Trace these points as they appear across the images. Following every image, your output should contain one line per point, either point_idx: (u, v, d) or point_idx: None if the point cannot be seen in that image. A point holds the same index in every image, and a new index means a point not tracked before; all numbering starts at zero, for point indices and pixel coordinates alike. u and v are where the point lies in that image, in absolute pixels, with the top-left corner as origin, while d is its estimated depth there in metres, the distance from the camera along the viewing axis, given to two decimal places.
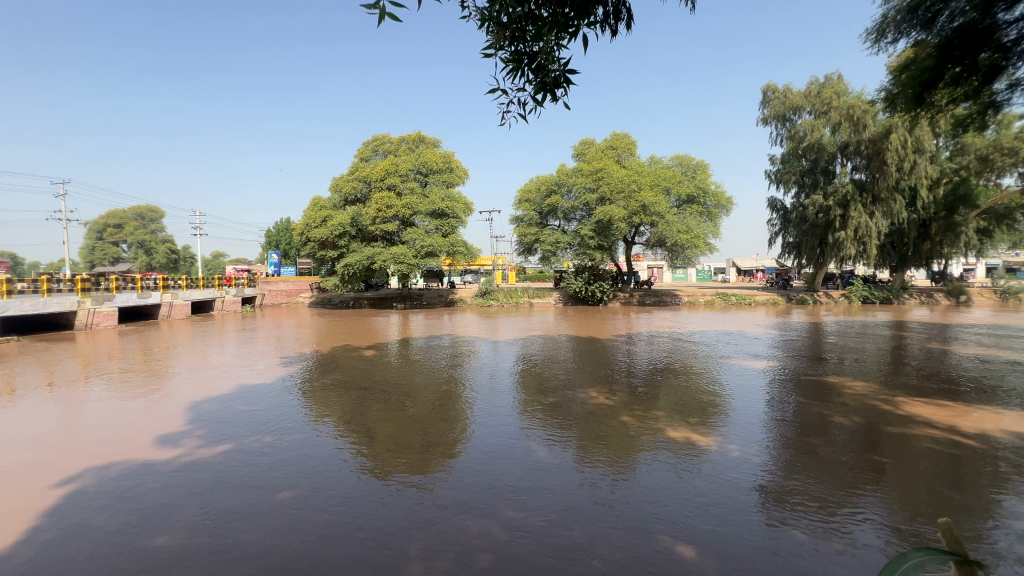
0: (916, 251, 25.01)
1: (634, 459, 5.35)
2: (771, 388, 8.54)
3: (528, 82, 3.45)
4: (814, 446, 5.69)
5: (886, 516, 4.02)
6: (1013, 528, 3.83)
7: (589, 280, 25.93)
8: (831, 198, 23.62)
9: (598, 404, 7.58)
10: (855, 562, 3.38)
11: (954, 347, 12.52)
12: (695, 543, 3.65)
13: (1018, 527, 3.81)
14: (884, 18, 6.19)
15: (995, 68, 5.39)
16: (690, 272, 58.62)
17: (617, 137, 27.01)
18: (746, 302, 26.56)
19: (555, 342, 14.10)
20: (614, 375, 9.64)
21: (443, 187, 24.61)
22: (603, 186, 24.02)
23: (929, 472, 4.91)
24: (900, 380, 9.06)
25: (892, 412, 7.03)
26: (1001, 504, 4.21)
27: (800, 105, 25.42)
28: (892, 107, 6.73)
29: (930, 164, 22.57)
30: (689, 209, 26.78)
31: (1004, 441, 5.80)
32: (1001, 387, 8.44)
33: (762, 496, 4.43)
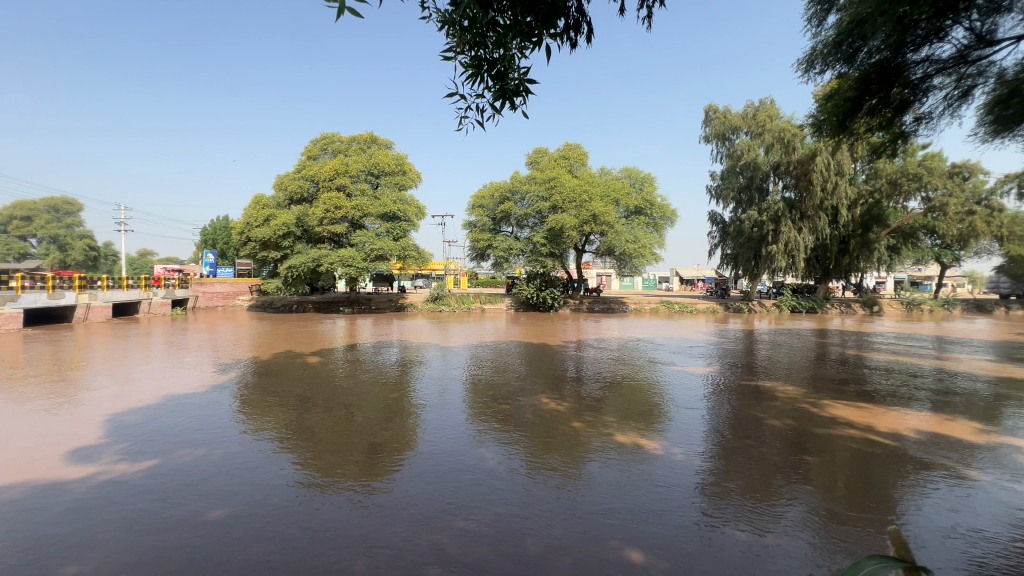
0: (837, 264, 26.97)
1: (584, 463, 5.45)
2: (711, 393, 8.95)
3: (487, 89, 3.39)
4: (749, 447, 6.02)
5: (817, 512, 4.29)
6: (923, 516, 4.21)
7: (541, 287, 26.31)
8: (765, 214, 25.26)
9: (549, 411, 7.62)
10: (788, 555, 3.59)
11: (868, 353, 13.75)
12: (643, 547, 3.71)
13: (925, 517, 4.20)
14: (813, 50, 6.65)
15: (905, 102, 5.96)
16: (636, 280, 60.77)
17: (569, 147, 27.58)
18: (687, 310, 27.80)
19: (506, 348, 14.11)
20: (564, 381, 9.73)
21: (395, 189, 24.06)
22: (555, 195, 24.54)
23: (850, 469, 5.33)
24: (824, 383, 9.79)
25: (818, 414, 7.55)
26: (911, 496, 4.63)
27: (738, 126, 27.11)
28: (818, 133, 7.21)
29: (850, 185, 24.68)
30: (637, 220, 27.68)
31: (913, 440, 6.38)
32: (908, 390, 9.31)
33: (705, 497, 4.60)
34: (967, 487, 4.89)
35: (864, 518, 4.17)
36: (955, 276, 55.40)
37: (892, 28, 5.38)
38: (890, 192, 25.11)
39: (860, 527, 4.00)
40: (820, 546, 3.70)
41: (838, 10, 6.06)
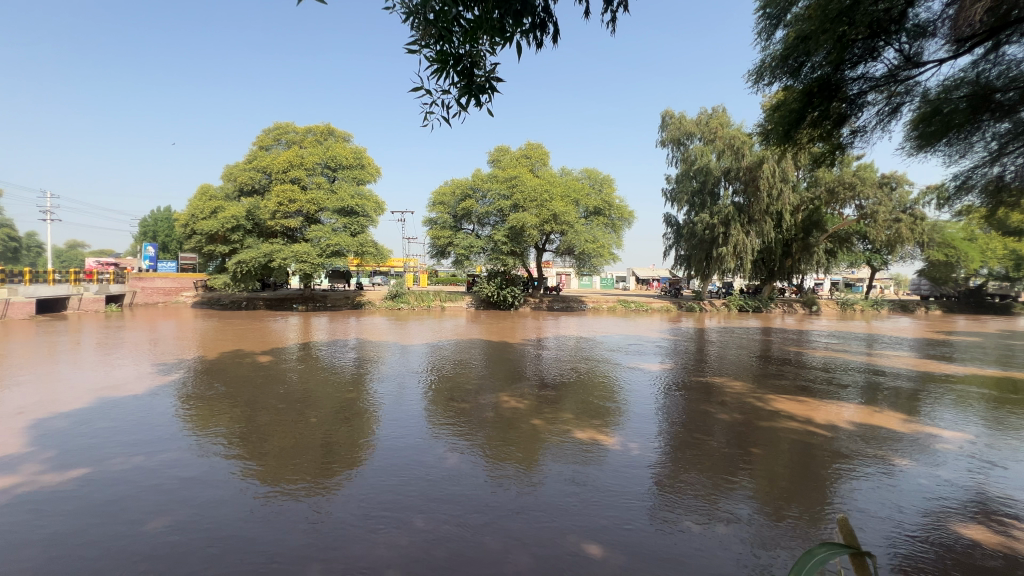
0: (781, 266, 28.54)
1: (542, 460, 5.49)
2: (665, 389, 9.24)
3: (453, 85, 3.35)
4: (700, 441, 6.27)
5: (759, 501, 4.54)
6: (852, 502, 4.54)
7: (501, 285, 26.33)
8: (716, 217, 26.38)
9: (509, 408, 7.66)
10: (732, 542, 3.78)
11: (807, 350, 14.64)
12: (601, 540, 3.80)
13: (853, 502, 4.54)
14: (762, 63, 7.00)
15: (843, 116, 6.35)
16: (595, 279, 61.97)
17: (531, 147, 27.73)
18: (643, 309, 28.63)
19: (466, 347, 14.04)
20: (524, 379, 9.79)
21: (352, 184, 23.35)
22: (516, 194, 24.63)
23: (791, 459, 5.64)
24: (767, 379, 10.36)
25: (762, 408, 7.98)
26: (842, 483, 4.97)
27: (693, 132, 28.16)
28: (765, 142, 7.57)
29: (793, 192, 26.19)
30: (596, 220, 28.14)
31: (846, 431, 6.87)
32: (842, 384, 10.01)
33: (658, 490, 4.77)
34: (892, 473, 5.29)
35: (802, 506, 4.42)
36: (883, 279, 59.96)
37: (833, 46, 5.72)
38: (828, 200, 26.82)
39: (800, 515, 4.25)
40: (764, 534, 3.90)
41: (785, 25, 6.38)
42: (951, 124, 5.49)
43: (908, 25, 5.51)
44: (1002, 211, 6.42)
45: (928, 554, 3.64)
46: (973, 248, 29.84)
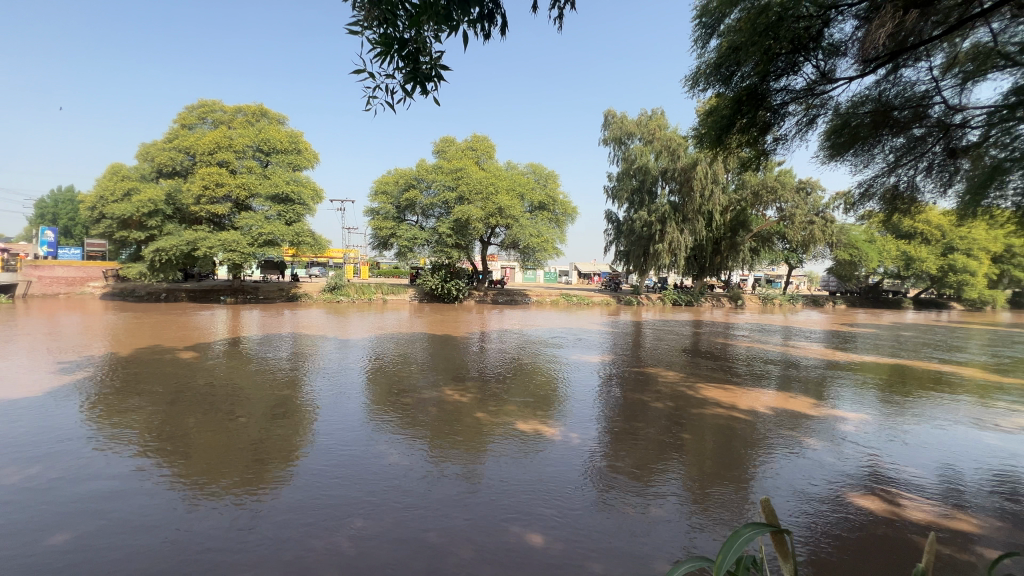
0: (711, 263, 30.33)
1: (486, 452, 5.54)
2: (604, 380, 9.58)
3: (397, 70, 3.23)
4: (636, 429, 6.55)
5: (687, 484, 4.85)
6: (767, 481, 4.96)
7: (445, 277, 25.99)
8: (653, 215, 27.56)
9: (452, 402, 7.62)
10: (663, 524, 4.01)
11: (732, 342, 15.71)
12: (544, 530, 3.88)
13: (768, 480, 4.98)
14: (697, 69, 7.33)
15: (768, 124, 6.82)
16: (538, 273, 62.88)
17: (476, 139, 27.51)
18: (585, 302, 29.42)
19: (408, 340, 13.76)
20: (468, 373, 9.77)
21: (288, 169, 22.04)
22: (461, 186, 24.43)
23: (716, 444, 6.06)
24: (697, 369, 11.02)
25: (692, 396, 8.49)
26: (760, 464, 5.42)
27: (633, 132, 29.17)
28: (699, 145, 7.95)
29: (722, 194, 27.90)
30: (541, 215, 28.35)
31: (764, 415, 7.48)
32: (762, 373, 10.83)
33: (596, 477, 4.96)
34: (800, 452, 5.85)
35: (726, 487, 4.76)
36: (798, 276, 65.34)
37: (759, 57, 6.13)
38: (753, 202, 28.82)
39: (723, 496, 4.55)
40: (692, 517, 4.14)
41: (719, 35, 6.73)
42: (858, 136, 6.07)
43: (824, 44, 6.02)
44: (896, 216, 7.20)
45: (830, 525, 4.04)
46: (872, 248, 33.20)
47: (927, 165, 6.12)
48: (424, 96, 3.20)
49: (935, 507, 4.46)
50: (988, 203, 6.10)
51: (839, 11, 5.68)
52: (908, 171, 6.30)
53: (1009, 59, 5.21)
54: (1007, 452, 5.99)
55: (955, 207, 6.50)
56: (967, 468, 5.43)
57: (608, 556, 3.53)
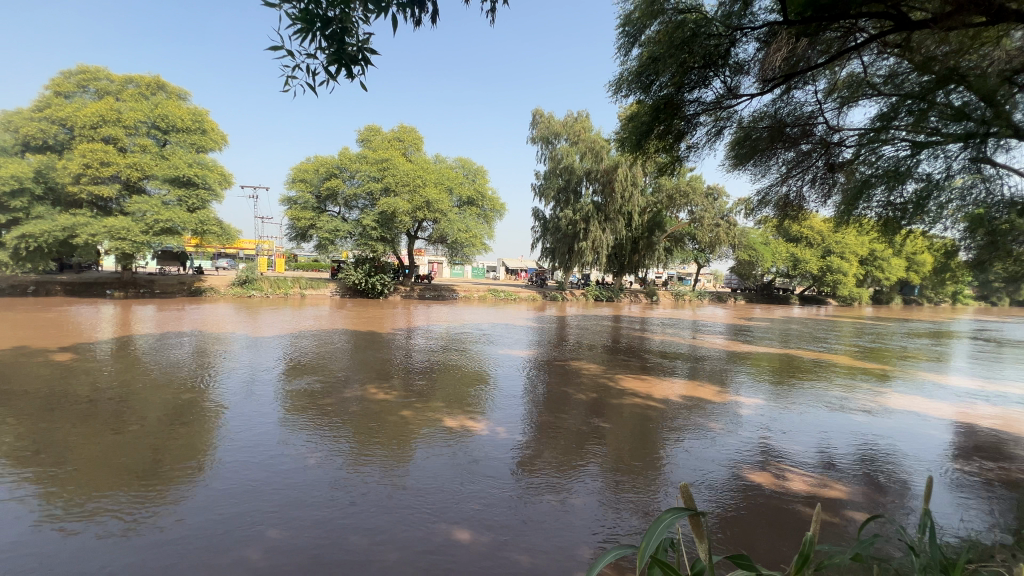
0: (630, 261, 31.81)
1: (411, 451, 5.42)
2: (530, 374, 9.76)
3: (320, 50, 2.97)
4: (560, 421, 6.75)
5: (607, 470, 5.09)
6: (678, 463, 5.35)
7: (369, 272, 24.99)
8: (578, 214, 28.50)
9: (377, 400, 7.37)
10: (585, 511, 4.19)
11: (647, 335, 16.75)
12: (471, 525, 3.88)
13: (679, 463, 5.36)
14: (620, 76, 7.61)
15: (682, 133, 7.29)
16: (466, 268, 62.68)
17: (403, 129, 26.67)
18: (512, 298, 29.74)
19: (328, 338, 13.05)
20: (393, 370, 9.48)
21: (190, 150, 19.95)
22: (387, 177, 23.69)
23: (632, 431, 6.43)
24: (616, 361, 11.62)
25: (612, 387, 8.93)
26: (671, 448, 5.83)
27: (559, 132, 29.95)
28: (621, 149, 8.28)
29: (641, 196, 29.54)
30: (469, 210, 27.93)
31: (676, 403, 8.05)
32: (674, 364, 11.66)
33: (521, 469, 5.05)
34: (706, 436, 6.36)
35: (641, 472, 5.06)
36: (705, 273, 70.80)
37: (675, 69, 6.52)
38: (668, 204, 30.83)
39: (639, 481, 4.84)
40: (610, 502, 4.37)
41: (640, 45, 7.05)
42: (757, 148, 6.69)
43: (730, 62, 6.55)
44: (786, 222, 8.05)
45: (732, 502, 4.42)
46: (766, 250, 36.97)
47: (812, 177, 6.89)
48: (348, 80, 2.93)
49: (814, 478, 5.09)
50: (858, 213, 7.02)
51: (743, 34, 6.20)
52: (797, 182, 7.05)
53: (875, 89, 6.03)
54: (868, 429, 6.97)
55: (832, 216, 7.42)
56: (840, 444, 6.24)
57: (533, 546, 3.61)
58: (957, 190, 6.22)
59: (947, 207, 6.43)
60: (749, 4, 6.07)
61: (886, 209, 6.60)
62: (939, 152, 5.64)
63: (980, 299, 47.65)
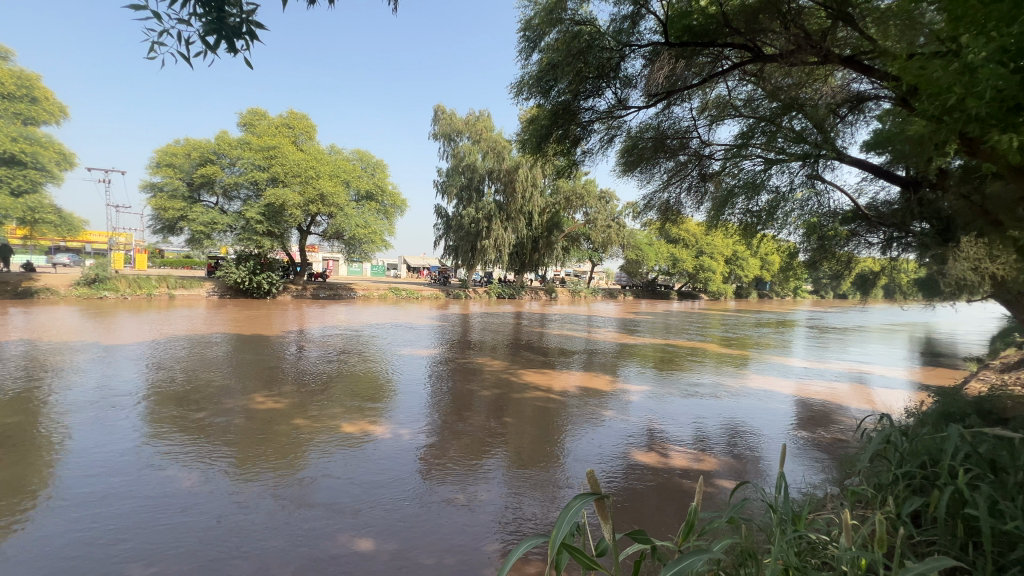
0: (530, 260, 32.78)
1: (306, 460, 5.07)
2: (432, 373, 9.67)
3: (193, 16, 2.63)
4: (464, 419, 6.76)
5: (510, 464, 5.22)
6: (576, 451, 5.65)
7: (254, 270, 22.61)
8: (480, 213, 28.69)
9: (265, 409, 6.78)
10: (490, 505, 4.26)
11: (547, 331, 17.45)
12: (374, 532, 3.75)
13: (576, 450, 5.67)
14: (520, 79, 7.77)
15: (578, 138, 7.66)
16: (364, 266, 59.80)
17: (294, 116, 24.42)
18: (414, 296, 29.01)
19: (204, 343, 11.68)
20: (282, 375, 8.81)
21: (15, 121, 16.43)
22: (275, 166, 21.71)
23: (534, 424, 6.66)
24: (518, 356, 11.96)
25: (514, 382, 9.19)
26: (570, 437, 6.15)
27: (461, 130, 29.88)
28: (522, 150, 8.45)
29: (540, 197, 30.62)
30: (367, 205, 26.48)
31: (573, 394, 8.54)
32: (571, 357, 12.31)
33: (425, 470, 4.98)
34: (601, 423, 6.81)
35: (542, 463, 5.27)
36: (598, 270, 75.63)
37: (572, 77, 6.85)
38: (565, 206, 32.31)
39: (541, 472, 5.03)
40: (513, 494, 4.49)
41: (540, 51, 7.26)
42: (643, 156, 7.29)
43: (621, 75, 7.04)
44: (667, 225, 8.88)
45: (624, 482, 4.79)
46: (650, 250, 40.51)
47: (688, 186, 7.68)
48: (229, 52, 2.61)
49: (691, 453, 5.72)
50: (724, 218, 7.98)
51: (632, 50, 6.74)
52: (676, 190, 7.82)
53: (738, 111, 6.89)
54: (732, 408, 8.01)
55: (703, 220, 8.34)
56: (711, 423, 7.06)
57: (442, 546, 3.60)
58: (797, 201, 7.39)
59: (790, 215, 7.62)
60: (637, 23, 6.57)
61: (746, 216, 7.58)
62: (784, 168, 6.64)
63: (813, 292, 57.14)
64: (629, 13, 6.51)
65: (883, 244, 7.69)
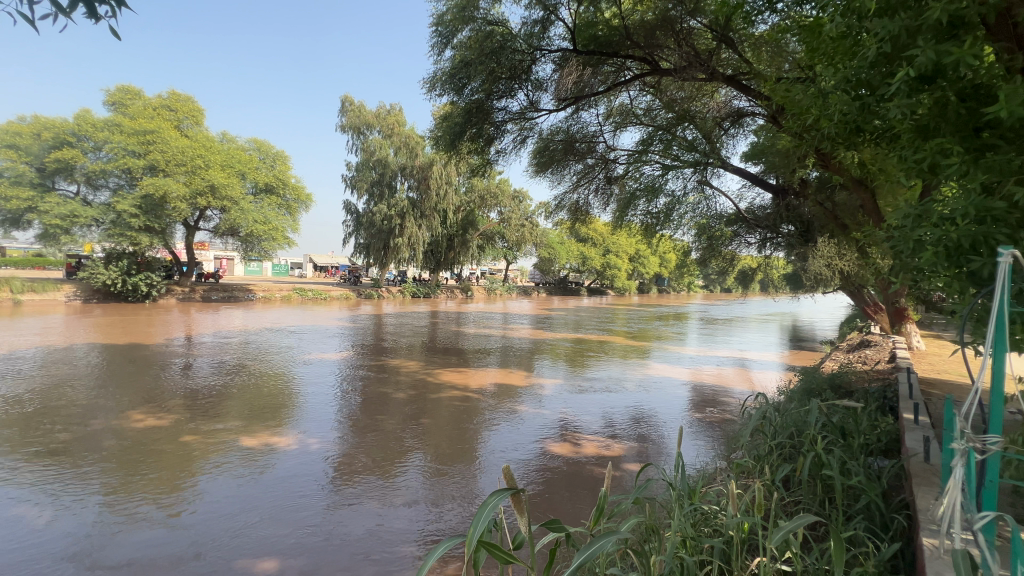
0: (446, 259, 32.44)
1: (196, 481, 4.56)
2: (341, 378, 9.18)
3: None
4: (378, 424, 6.51)
5: (427, 466, 5.13)
6: (493, 448, 5.70)
7: (128, 270, 19.81)
8: (393, 210, 27.75)
9: (144, 427, 5.99)
10: (407, 509, 4.16)
11: (463, 330, 17.39)
12: (279, 550, 3.49)
13: (492, 448, 5.72)
14: (433, 75, 7.62)
15: (492, 137, 7.70)
16: (264, 265, 55.16)
17: (176, 97, 21.73)
18: (322, 297, 27.33)
19: (64, 355, 10.04)
20: (166, 388, 7.84)
21: None
22: (153, 153, 19.19)
23: (451, 424, 6.62)
24: (434, 356, 11.78)
25: (429, 382, 9.04)
26: (487, 434, 6.19)
27: (371, 123, 28.69)
28: (435, 146, 8.29)
29: (454, 195, 30.41)
30: (266, 200, 24.23)
31: (489, 391, 8.60)
32: (487, 355, 12.40)
33: (336, 479, 4.73)
34: (517, 419, 6.95)
35: (460, 463, 5.25)
36: (512, 268, 76.90)
37: (485, 76, 6.88)
38: (480, 204, 32.39)
39: (459, 472, 5.00)
40: (431, 497, 4.42)
41: (452, 47, 7.18)
42: (554, 158, 7.54)
43: (532, 78, 7.22)
44: (577, 225, 9.26)
45: (539, 475, 4.92)
46: (562, 248, 42.01)
47: (595, 188, 8.06)
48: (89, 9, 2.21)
49: (600, 442, 6.04)
50: (628, 219, 8.50)
51: (542, 54, 6.96)
52: (585, 192, 8.18)
53: (639, 119, 7.38)
54: (637, 396, 8.58)
55: (610, 221, 8.80)
56: (618, 411, 7.51)
57: (358, 558, 3.43)
58: (690, 204, 8.10)
59: (684, 217, 8.33)
60: (547, 28, 6.79)
61: (646, 217, 8.15)
62: (679, 174, 7.25)
63: (704, 287, 63.12)
64: (540, 18, 6.70)
65: (759, 244, 8.71)
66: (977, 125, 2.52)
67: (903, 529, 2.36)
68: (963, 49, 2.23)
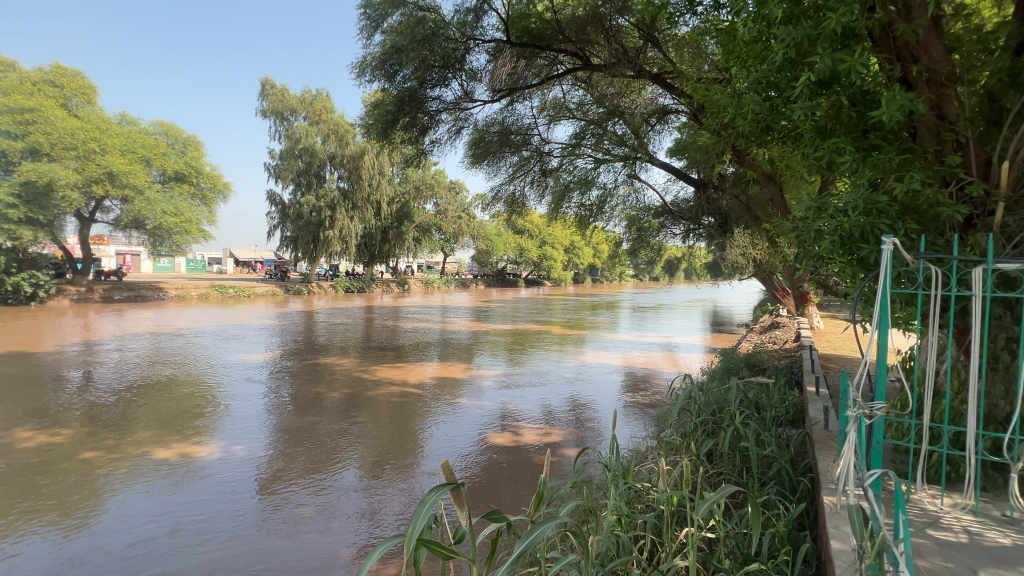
0: (381, 251, 31.39)
1: (103, 500, 4.14)
2: (269, 380, 8.64)
3: None
4: (311, 426, 6.21)
5: (364, 466, 4.98)
6: (433, 443, 5.63)
7: (7, 268, 17.30)
8: (322, 200, 26.38)
9: (35, 446, 5.31)
10: (344, 512, 4.03)
11: (400, 324, 16.96)
12: (200, 568, 3.26)
13: (432, 443, 5.65)
14: (363, 60, 7.30)
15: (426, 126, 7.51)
16: (177, 260, 50.43)
17: (62, 71, 19.13)
18: (245, 294, 25.49)
19: None
20: (60, 401, 6.99)
21: None
22: (35, 134, 16.87)
23: (389, 421, 6.46)
24: (370, 353, 11.40)
25: (365, 380, 8.76)
26: (426, 430, 6.11)
27: (295, 108, 27.01)
28: (367, 134, 7.94)
29: (388, 185, 29.45)
30: (177, 189, 22.04)
31: (427, 385, 8.50)
32: (426, 349, 12.19)
33: (266, 487, 4.47)
34: (457, 412, 6.91)
35: (400, 461, 5.14)
36: (450, 261, 75.94)
37: (418, 63, 6.67)
38: (415, 195, 31.59)
39: (398, 470, 4.90)
40: (369, 497, 4.31)
41: (383, 32, 6.91)
42: (490, 150, 7.52)
43: (466, 68, 7.13)
44: (513, 216, 9.30)
45: (480, 467, 4.94)
46: (499, 240, 42.08)
47: (531, 180, 8.08)
48: None
49: (539, 429, 6.17)
50: (563, 211, 8.65)
51: (476, 44, 6.90)
52: (521, 183, 8.22)
53: (571, 113, 7.51)
54: (575, 384, 8.82)
55: (545, 213, 8.91)
56: (557, 399, 7.68)
57: (293, 567, 3.29)
58: (620, 196, 8.40)
59: (615, 209, 8.65)
60: (480, 18, 6.73)
61: (580, 209, 8.36)
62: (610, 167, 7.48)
63: (635, 276, 65.96)
64: (472, 6, 6.61)
65: (684, 235, 9.22)
66: (865, 127, 2.81)
67: (807, 490, 2.63)
68: (853, 58, 2.47)
